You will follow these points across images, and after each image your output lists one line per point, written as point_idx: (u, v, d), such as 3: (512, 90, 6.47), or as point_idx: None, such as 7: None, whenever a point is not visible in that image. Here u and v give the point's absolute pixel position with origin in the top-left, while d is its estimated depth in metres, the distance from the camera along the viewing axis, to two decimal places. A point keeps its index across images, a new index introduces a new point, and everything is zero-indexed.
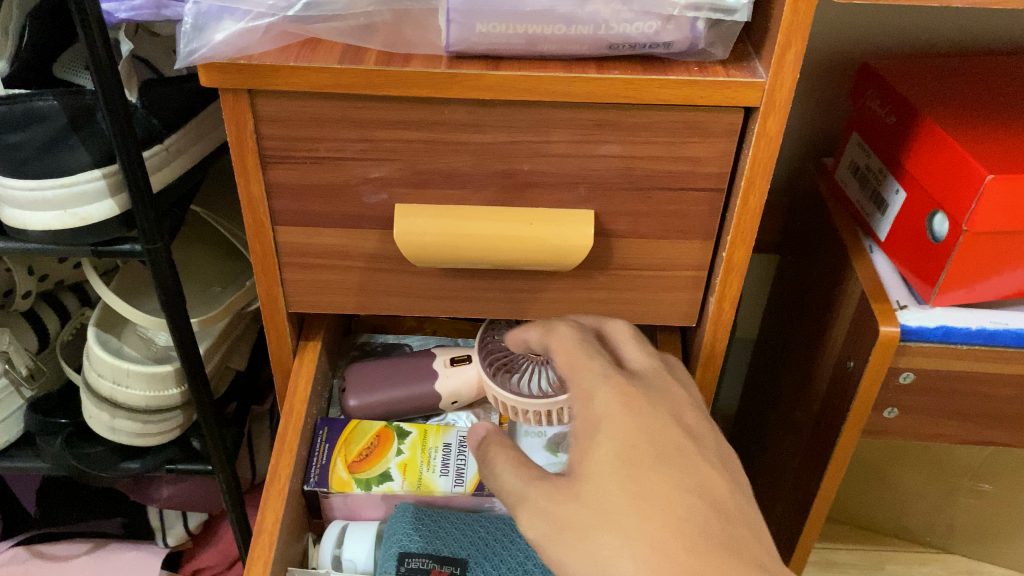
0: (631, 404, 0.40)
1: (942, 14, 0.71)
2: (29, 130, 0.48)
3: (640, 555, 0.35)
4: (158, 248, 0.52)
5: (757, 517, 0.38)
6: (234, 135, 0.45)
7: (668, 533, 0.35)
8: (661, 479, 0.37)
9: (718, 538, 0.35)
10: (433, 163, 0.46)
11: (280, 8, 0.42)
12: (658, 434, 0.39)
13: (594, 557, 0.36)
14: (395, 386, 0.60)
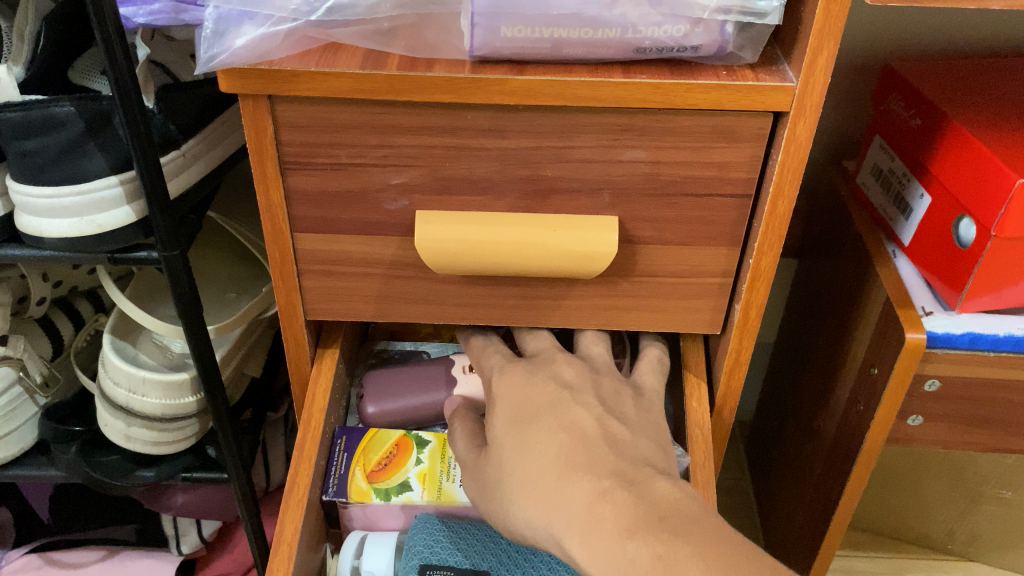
0: (521, 376, 0.50)
1: (965, 15, 0.70)
2: (46, 136, 0.48)
3: (529, 485, 0.43)
4: (175, 255, 0.52)
5: (627, 441, 0.45)
6: (254, 141, 0.44)
7: (541, 466, 0.43)
8: (535, 429, 0.45)
9: (579, 460, 0.43)
10: (455, 168, 0.46)
11: (303, 13, 0.42)
12: (535, 396, 0.48)
13: (500, 501, 0.45)
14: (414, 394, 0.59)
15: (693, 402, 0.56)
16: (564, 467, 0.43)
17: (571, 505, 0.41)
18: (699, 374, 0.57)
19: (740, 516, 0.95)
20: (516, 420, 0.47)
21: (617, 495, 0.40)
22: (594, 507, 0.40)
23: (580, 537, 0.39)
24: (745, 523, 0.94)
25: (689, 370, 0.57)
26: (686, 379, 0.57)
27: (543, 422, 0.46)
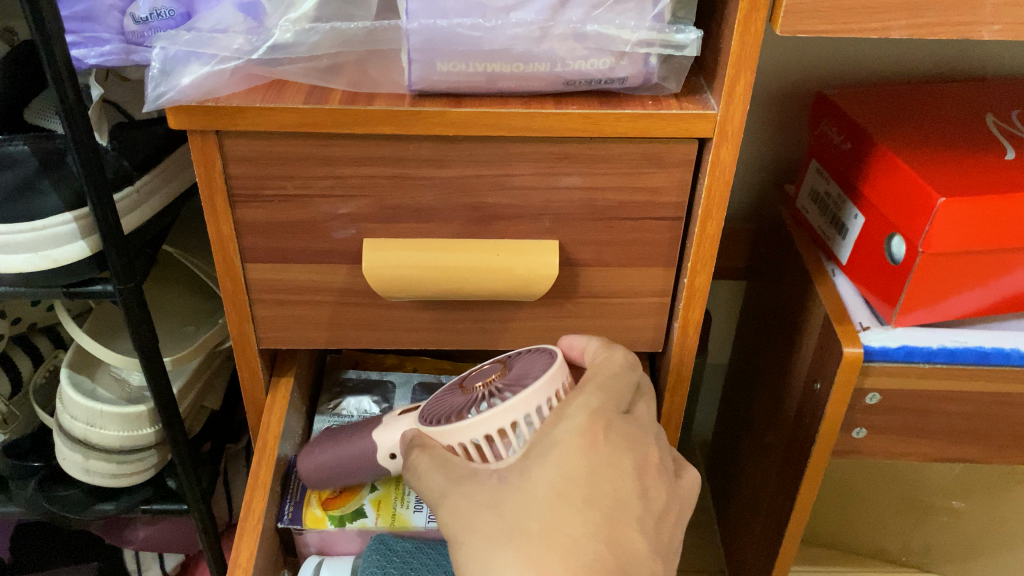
0: (589, 446, 0.44)
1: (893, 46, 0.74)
2: (4, 174, 0.49)
3: (544, 569, 0.41)
4: (130, 287, 0.53)
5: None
6: (204, 175, 0.46)
7: (570, 574, 0.41)
8: (580, 518, 0.43)
9: None
10: (399, 197, 0.48)
11: (245, 52, 0.44)
12: (592, 483, 0.43)
13: (497, 568, 0.42)
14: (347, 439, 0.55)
15: None
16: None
17: None
18: None
19: (702, 536, 0.96)
20: (558, 502, 0.43)
21: None
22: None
23: None
24: (707, 543, 0.95)
25: None
26: None
27: (585, 526, 0.42)
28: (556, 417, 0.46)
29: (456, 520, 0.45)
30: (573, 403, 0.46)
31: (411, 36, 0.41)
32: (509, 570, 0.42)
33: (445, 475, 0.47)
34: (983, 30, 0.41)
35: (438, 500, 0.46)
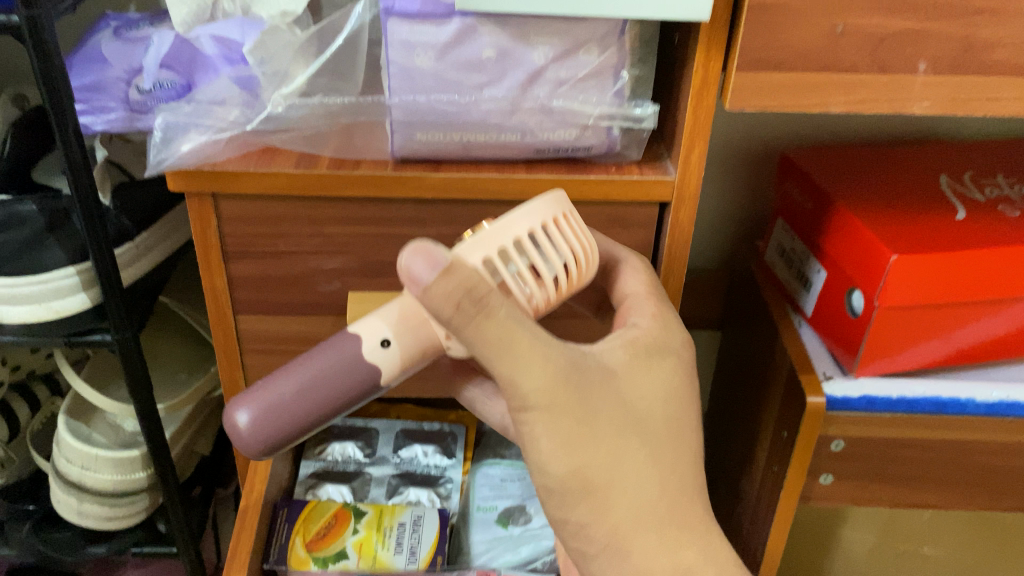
0: (680, 369, 0.46)
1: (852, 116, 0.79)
2: (11, 232, 0.53)
3: (671, 481, 0.43)
4: (128, 336, 0.56)
5: None
6: (199, 232, 0.49)
7: (692, 502, 0.44)
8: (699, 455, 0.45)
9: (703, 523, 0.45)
10: (382, 254, 0.51)
11: (239, 123, 0.48)
12: (692, 413, 0.46)
13: (631, 477, 0.41)
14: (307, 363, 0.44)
15: None
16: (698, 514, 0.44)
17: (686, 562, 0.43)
18: None
19: None
20: (671, 423, 0.44)
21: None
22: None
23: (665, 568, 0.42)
24: None
25: None
26: None
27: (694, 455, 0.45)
28: (648, 333, 0.45)
29: (568, 435, 0.40)
30: (658, 320, 0.46)
31: (395, 114, 0.45)
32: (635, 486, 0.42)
33: (480, 324, 0.38)
34: (914, 106, 0.45)
35: (523, 370, 0.38)
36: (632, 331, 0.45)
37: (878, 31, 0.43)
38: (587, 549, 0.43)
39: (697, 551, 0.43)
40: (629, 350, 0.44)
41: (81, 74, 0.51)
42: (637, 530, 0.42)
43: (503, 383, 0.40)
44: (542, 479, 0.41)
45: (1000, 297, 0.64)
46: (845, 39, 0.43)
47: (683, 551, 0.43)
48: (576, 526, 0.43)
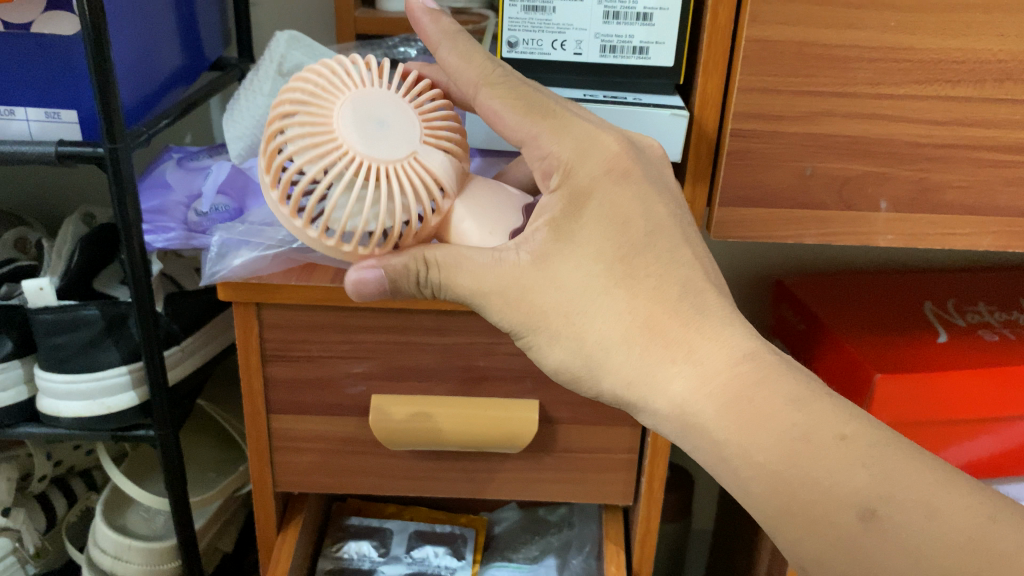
0: (624, 188, 0.40)
1: (836, 250, 0.87)
2: (72, 333, 0.59)
3: (669, 340, 0.39)
4: (168, 431, 0.62)
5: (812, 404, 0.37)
6: (242, 337, 0.55)
7: (706, 362, 0.39)
8: (723, 330, 0.40)
9: (747, 388, 0.38)
10: (403, 359, 0.57)
11: (288, 241, 0.54)
12: (671, 226, 0.41)
13: (605, 321, 0.39)
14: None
15: (614, 566, 0.65)
16: (727, 360, 0.39)
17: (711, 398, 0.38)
18: (619, 543, 0.66)
19: None
20: (620, 263, 0.39)
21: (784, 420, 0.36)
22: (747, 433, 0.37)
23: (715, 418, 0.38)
24: None
25: (611, 539, 0.67)
26: (608, 548, 0.66)
27: (666, 277, 0.40)
28: (568, 174, 0.40)
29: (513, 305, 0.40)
30: (566, 139, 0.39)
31: None
32: (586, 319, 0.40)
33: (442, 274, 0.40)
34: (879, 238, 0.51)
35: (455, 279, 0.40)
36: (549, 199, 0.40)
37: (843, 173, 0.50)
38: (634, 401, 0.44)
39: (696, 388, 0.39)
40: (542, 219, 0.40)
41: (147, 198, 0.59)
42: (630, 381, 0.40)
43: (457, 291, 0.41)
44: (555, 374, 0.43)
45: (975, 417, 0.67)
46: (814, 180, 0.50)
47: (675, 387, 0.39)
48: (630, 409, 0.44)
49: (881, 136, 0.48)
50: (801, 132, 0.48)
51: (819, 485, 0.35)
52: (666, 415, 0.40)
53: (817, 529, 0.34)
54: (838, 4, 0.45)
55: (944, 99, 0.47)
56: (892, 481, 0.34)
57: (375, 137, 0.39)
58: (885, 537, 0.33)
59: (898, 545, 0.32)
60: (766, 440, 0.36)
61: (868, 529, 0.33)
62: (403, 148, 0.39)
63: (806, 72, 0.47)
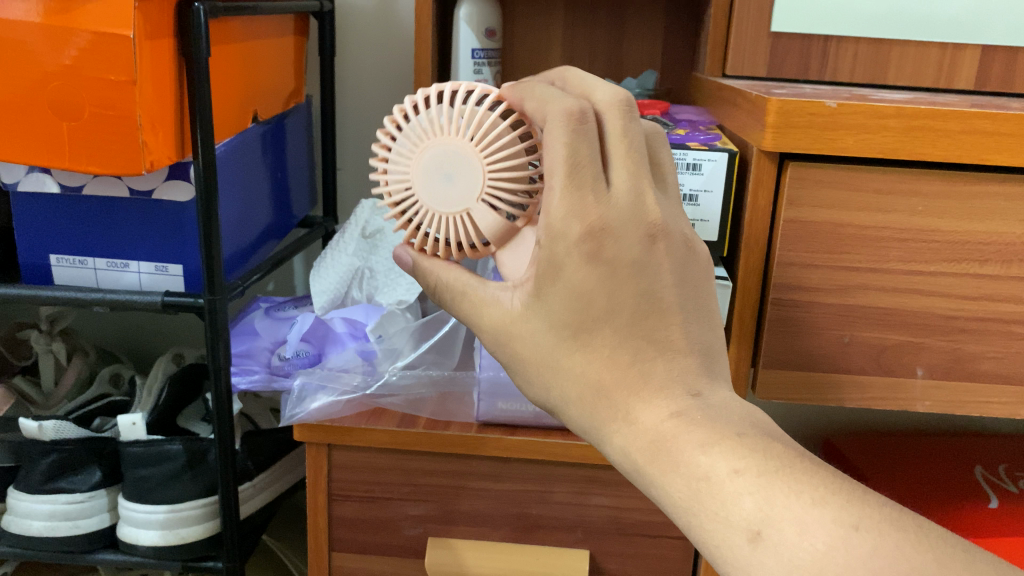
0: (595, 268, 0.35)
1: (886, 414, 0.89)
2: (156, 466, 0.63)
3: (602, 396, 0.36)
4: (236, 563, 0.65)
5: (763, 526, 0.32)
6: (313, 477, 0.60)
7: (686, 455, 0.34)
8: (669, 398, 0.36)
9: (675, 472, 0.35)
10: (460, 504, 0.60)
11: (360, 386, 0.60)
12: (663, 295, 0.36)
13: (559, 373, 0.37)
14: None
15: None
16: (699, 439, 0.34)
17: (679, 492, 0.34)
18: None
19: None
20: (577, 329, 0.36)
21: (740, 494, 0.33)
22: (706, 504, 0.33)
23: (659, 476, 0.35)
24: None
25: None
26: None
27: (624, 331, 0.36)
28: (593, 224, 0.35)
29: (512, 352, 0.38)
30: (621, 176, 0.36)
31: (487, 389, 0.57)
32: (553, 372, 0.37)
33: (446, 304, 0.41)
34: (918, 404, 0.54)
35: (473, 308, 0.39)
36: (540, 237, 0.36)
37: (879, 342, 0.53)
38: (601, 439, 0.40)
39: (680, 485, 0.34)
40: (529, 276, 0.37)
41: (237, 342, 0.66)
42: (586, 430, 0.38)
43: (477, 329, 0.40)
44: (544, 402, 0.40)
45: None
46: (852, 347, 0.53)
47: (617, 442, 0.37)
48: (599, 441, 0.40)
49: (915, 309, 0.52)
50: (837, 303, 0.52)
51: (720, 519, 0.33)
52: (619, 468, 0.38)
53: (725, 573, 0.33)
54: (869, 190, 0.50)
55: (973, 276, 0.51)
56: (798, 565, 0.31)
57: (440, 192, 0.40)
58: (769, 556, 0.31)
59: (786, 568, 0.31)
60: (675, 508, 0.35)
61: (753, 551, 0.32)
62: (459, 204, 0.40)
63: (841, 249, 0.51)
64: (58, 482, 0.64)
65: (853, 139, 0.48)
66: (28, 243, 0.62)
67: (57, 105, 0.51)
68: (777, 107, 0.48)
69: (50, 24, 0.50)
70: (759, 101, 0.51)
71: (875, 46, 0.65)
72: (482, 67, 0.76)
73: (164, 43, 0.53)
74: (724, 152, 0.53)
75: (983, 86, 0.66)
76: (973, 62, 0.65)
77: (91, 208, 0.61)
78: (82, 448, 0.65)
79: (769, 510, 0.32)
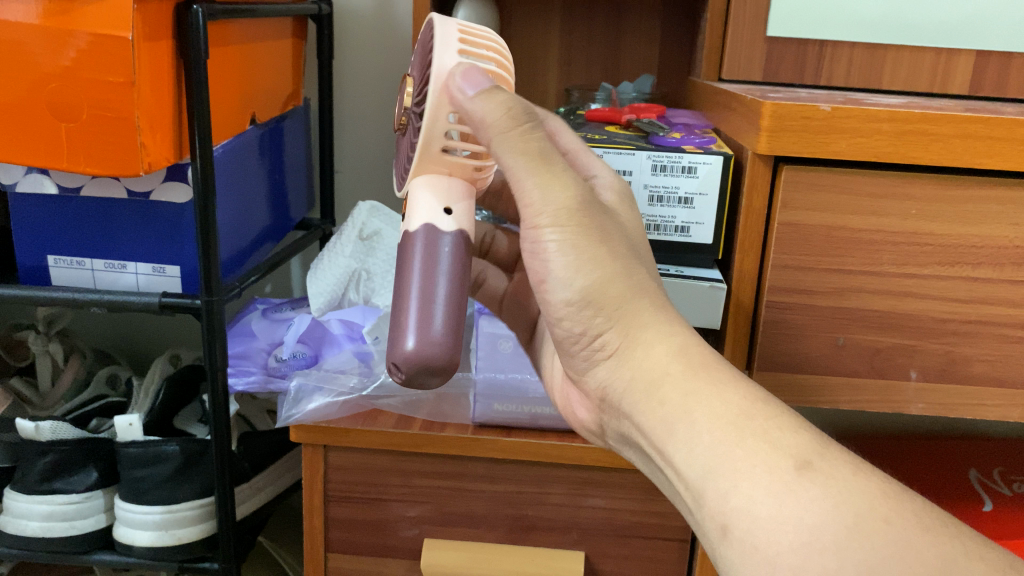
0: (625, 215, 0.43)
1: (881, 417, 0.90)
2: (153, 466, 0.63)
3: (656, 302, 0.38)
4: (232, 564, 0.65)
5: (817, 462, 0.32)
6: (309, 478, 0.60)
7: (735, 387, 0.36)
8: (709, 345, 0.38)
9: (739, 409, 0.35)
10: (456, 505, 0.60)
11: (358, 388, 0.60)
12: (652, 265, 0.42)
13: (621, 262, 0.38)
14: (431, 277, 0.41)
15: None
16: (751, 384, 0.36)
17: (726, 403, 0.35)
18: None
19: None
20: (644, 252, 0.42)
21: (796, 433, 0.34)
22: (765, 431, 0.34)
23: (704, 386, 0.36)
24: None
25: None
26: None
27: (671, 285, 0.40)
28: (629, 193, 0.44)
29: (588, 229, 0.38)
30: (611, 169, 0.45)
31: (483, 390, 0.57)
32: (623, 259, 0.38)
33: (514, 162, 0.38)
34: (912, 407, 0.54)
35: (549, 178, 0.37)
36: (602, 181, 0.44)
37: (873, 345, 0.53)
38: (586, 352, 0.39)
39: (733, 392, 0.35)
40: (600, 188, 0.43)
41: (233, 343, 0.66)
42: (619, 318, 0.37)
43: (526, 206, 0.38)
44: (556, 307, 0.39)
45: None
46: (846, 349, 0.53)
47: (656, 342, 0.37)
48: (589, 354, 0.39)
49: (909, 312, 0.52)
50: (831, 306, 0.53)
51: (769, 442, 0.33)
52: (633, 371, 0.38)
53: (755, 483, 0.32)
54: (863, 194, 0.50)
55: (967, 279, 0.51)
56: (855, 498, 0.31)
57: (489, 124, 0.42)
58: (821, 482, 0.32)
59: (835, 497, 0.31)
60: (716, 409, 0.35)
61: (802, 475, 0.32)
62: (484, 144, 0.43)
63: (835, 252, 0.51)
64: (55, 483, 0.64)
65: (847, 143, 0.48)
66: (27, 244, 0.62)
67: (55, 107, 0.51)
68: (771, 111, 0.49)
69: (48, 26, 0.50)
70: (753, 105, 0.51)
71: (870, 51, 0.66)
72: None
73: (162, 45, 0.53)
74: (719, 155, 0.53)
75: (977, 91, 0.66)
76: (966, 68, 0.65)
77: (89, 210, 0.61)
78: (79, 449, 0.65)
79: (824, 453, 0.33)
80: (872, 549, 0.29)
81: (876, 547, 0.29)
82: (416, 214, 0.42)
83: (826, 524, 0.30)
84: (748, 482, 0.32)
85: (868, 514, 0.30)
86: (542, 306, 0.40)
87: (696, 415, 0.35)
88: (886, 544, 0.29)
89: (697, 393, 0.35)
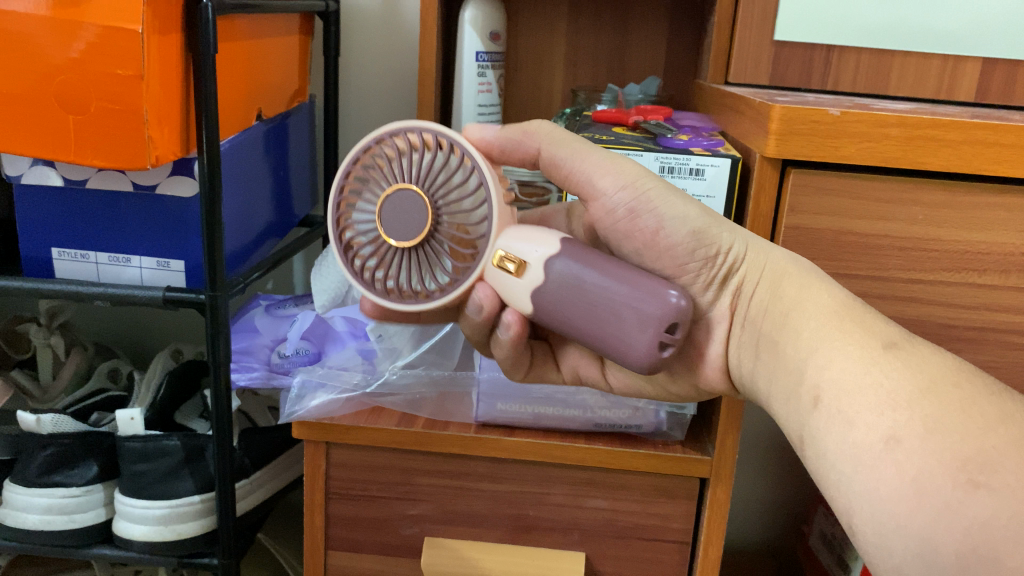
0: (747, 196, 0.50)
1: None
2: (153, 461, 0.63)
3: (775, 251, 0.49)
4: (231, 560, 0.65)
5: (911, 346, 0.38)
6: (310, 475, 0.60)
7: (844, 297, 0.43)
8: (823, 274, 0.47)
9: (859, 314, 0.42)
10: (457, 504, 0.60)
11: (361, 384, 0.60)
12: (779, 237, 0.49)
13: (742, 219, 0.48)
14: (601, 267, 0.42)
15: None
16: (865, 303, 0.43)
17: (827, 300, 0.43)
18: None
19: None
20: None
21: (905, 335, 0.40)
22: (865, 320, 0.41)
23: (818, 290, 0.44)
24: None
25: None
26: None
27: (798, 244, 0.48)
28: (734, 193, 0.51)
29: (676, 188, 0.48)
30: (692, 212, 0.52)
31: (486, 390, 0.58)
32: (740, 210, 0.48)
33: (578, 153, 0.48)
34: None
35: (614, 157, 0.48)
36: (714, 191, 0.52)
37: None
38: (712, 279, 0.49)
39: (840, 297, 0.43)
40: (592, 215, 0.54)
41: (237, 339, 0.66)
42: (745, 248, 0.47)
43: (599, 176, 0.48)
44: (681, 239, 0.48)
45: None
46: None
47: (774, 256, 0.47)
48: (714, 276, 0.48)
49: (913, 317, 0.52)
50: None
51: (873, 332, 0.40)
52: (759, 273, 0.47)
53: (852, 349, 0.39)
54: (870, 198, 0.50)
55: (972, 285, 0.51)
56: (929, 368, 0.36)
57: None
58: (909, 358, 0.37)
59: (915, 368, 0.36)
60: (821, 303, 0.43)
61: (891, 352, 0.38)
62: None
63: (841, 256, 0.51)
64: (56, 476, 0.64)
65: (855, 147, 0.48)
66: (31, 235, 0.62)
67: (64, 99, 0.51)
68: (780, 114, 0.49)
69: (57, 18, 0.50)
70: (762, 108, 0.51)
71: (877, 57, 0.66)
72: (486, 70, 0.76)
73: (172, 39, 0.53)
74: (727, 158, 0.53)
75: (983, 98, 0.66)
76: (973, 75, 0.65)
77: (94, 203, 0.61)
78: (80, 443, 0.65)
79: (917, 345, 0.38)
80: (942, 404, 0.34)
81: (945, 406, 0.34)
82: (530, 256, 0.43)
83: (907, 383, 0.36)
84: (849, 350, 0.39)
85: (942, 381, 0.35)
86: (670, 256, 0.49)
87: (804, 310, 0.43)
88: (953, 401, 0.34)
89: (809, 292, 0.44)
